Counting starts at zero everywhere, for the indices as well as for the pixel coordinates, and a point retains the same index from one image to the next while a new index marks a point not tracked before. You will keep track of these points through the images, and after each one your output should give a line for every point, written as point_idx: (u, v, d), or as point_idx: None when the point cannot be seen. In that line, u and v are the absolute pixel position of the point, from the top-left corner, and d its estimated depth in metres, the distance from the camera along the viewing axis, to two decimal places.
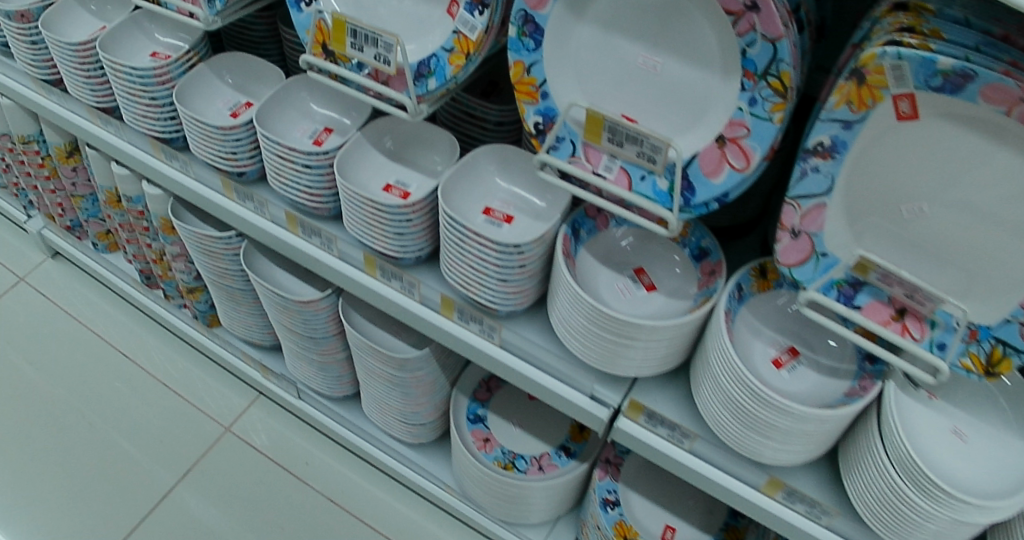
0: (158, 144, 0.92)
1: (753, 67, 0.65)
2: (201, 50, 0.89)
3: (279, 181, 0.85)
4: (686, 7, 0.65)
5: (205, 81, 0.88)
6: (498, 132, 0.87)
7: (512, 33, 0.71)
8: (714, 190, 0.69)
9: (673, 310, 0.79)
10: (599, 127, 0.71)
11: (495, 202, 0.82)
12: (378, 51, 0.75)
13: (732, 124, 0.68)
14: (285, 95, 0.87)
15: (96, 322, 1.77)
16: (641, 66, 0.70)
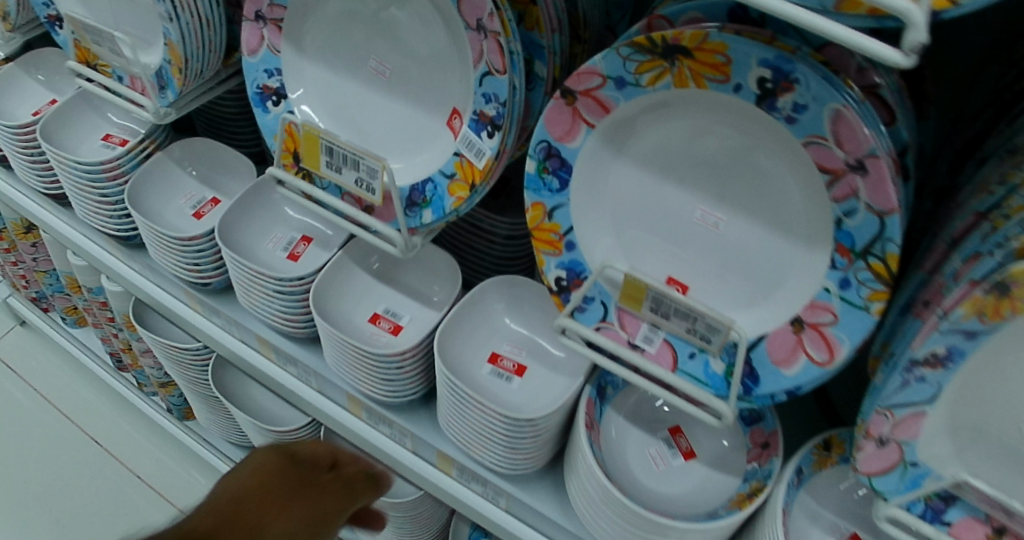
0: (114, 242, 0.76)
1: (849, 242, 0.48)
2: (160, 136, 0.74)
3: (251, 302, 0.71)
4: (764, 159, 0.49)
5: (164, 172, 0.73)
6: (508, 247, 0.72)
7: (530, 168, 0.55)
8: (783, 383, 0.54)
9: (713, 487, 0.65)
10: (640, 295, 0.55)
11: (505, 348, 0.68)
12: (359, 175, 0.59)
13: (814, 309, 0.52)
14: (257, 196, 0.72)
15: (63, 401, 1.61)
16: (697, 223, 0.54)
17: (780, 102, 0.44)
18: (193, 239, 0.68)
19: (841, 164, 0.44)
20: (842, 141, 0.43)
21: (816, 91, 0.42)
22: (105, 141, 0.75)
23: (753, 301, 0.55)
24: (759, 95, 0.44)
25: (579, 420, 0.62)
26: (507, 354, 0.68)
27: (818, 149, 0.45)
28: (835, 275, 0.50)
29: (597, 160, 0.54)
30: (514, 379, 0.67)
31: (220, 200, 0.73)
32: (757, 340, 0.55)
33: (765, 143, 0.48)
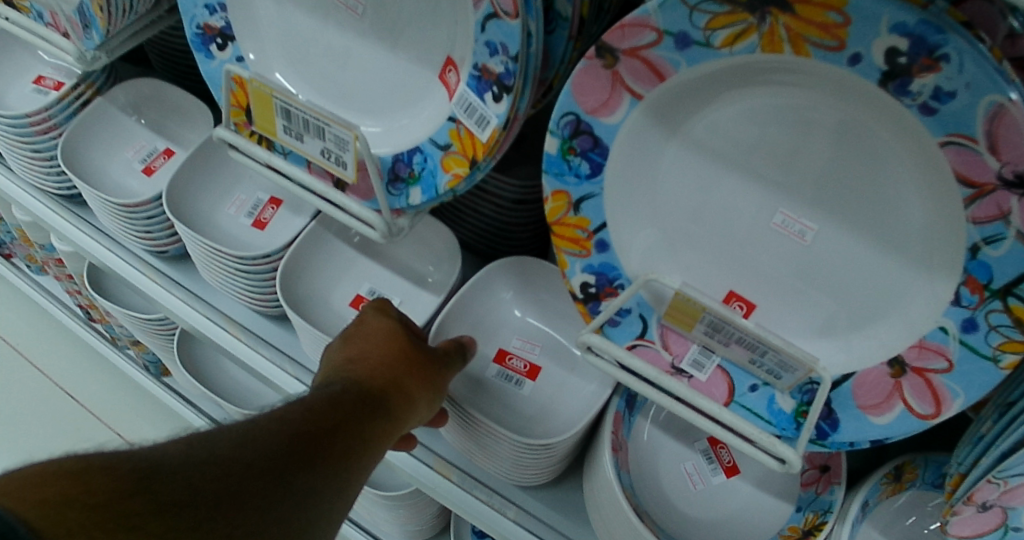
0: (54, 197, 0.65)
1: (986, 276, 0.34)
2: (100, 80, 0.61)
3: (216, 280, 0.58)
4: (885, 144, 0.35)
5: (108, 119, 0.60)
6: (517, 213, 0.57)
7: (550, 148, 0.41)
8: (869, 434, 0.42)
9: (755, 513, 0.54)
10: (692, 316, 0.43)
11: (515, 342, 0.57)
12: (326, 145, 0.45)
13: (924, 350, 0.38)
14: (215, 150, 0.59)
15: None
16: (776, 230, 0.41)
17: (915, 85, 0.30)
18: (140, 205, 0.56)
19: (994, 179, 0.31)
20: (999, 146, 0.29)
21: (971, 74, 0.28)
22: (37, 84, 0.63)
23: (834, 327, 0.42)
24: (884, 72, 0.31)
25: (602, 438, 0.50)
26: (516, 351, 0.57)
27: (958, 153, 0.31)
28: (959, 314, 0.36)
29: (641, 137, 0.40)
30: (526, 382, 0.55)
31: (173, 152, 0.61)
32: (842, 379, 0.42)
33: (881, 130, 0.35)
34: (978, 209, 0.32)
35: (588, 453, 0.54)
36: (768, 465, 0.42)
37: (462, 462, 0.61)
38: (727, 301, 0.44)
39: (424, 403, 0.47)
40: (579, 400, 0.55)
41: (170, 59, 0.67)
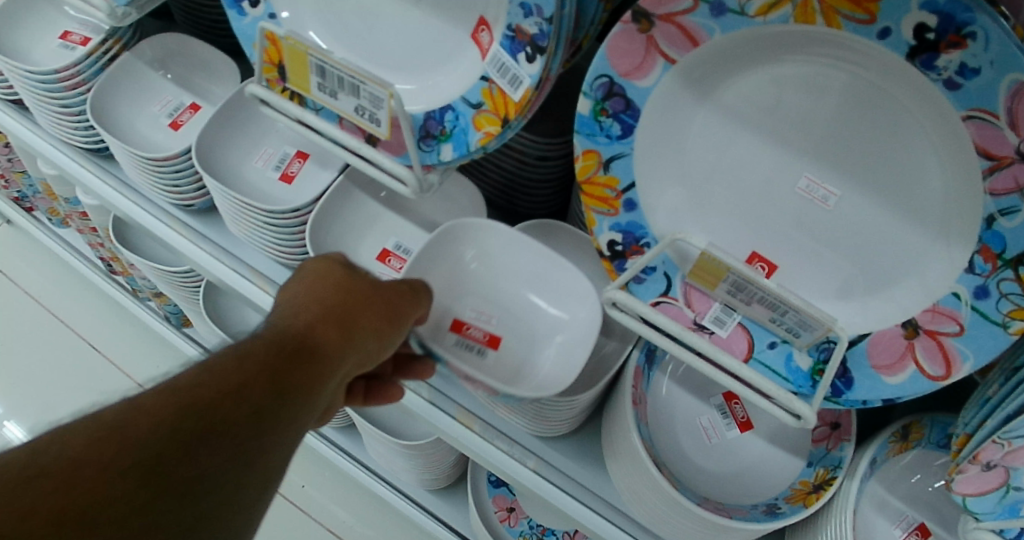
0: (84, 152, 0.65)
1: (999, 244, 0.36)
2: (125, 35, 0.61)
3: (245, 234, 0.60)
4: (907, 119, 0.36)
5: (135, 73, 0.61)
6: (541, 169, 0.57)
7: (582, 108, 0.42)
8: (882, 393, 0.43)
9: (766, 465, 0.56)
10: (716, 275, 0.44)
11: (469, 307, 0.53)
12: (360, 102, 0.46)
13: (940, 312, 0.40)
14: (242, 104, 0.59)
15: None
16: (799, 195, 0.42)
17: (941, 61, 0.32)
18: (170, 158, 0.57)
19: (1014, 152, 0.33)
20: (1020, 122, 0.32)
21: (996, 52, 0.31)
22: (64, 40, 0.62)
23: (854, 291, 0.43)
24: (911, 48, 0.33)
25: (623, 390, 0.53)
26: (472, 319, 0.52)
27: (980, 127, 0.33)
28: (972, 281, 0.38)
29: (673, 102, 0.41)
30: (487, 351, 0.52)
31: (200, 107, 0.61)
32: (857, 339, 0.43)
33: (907, 99, 0.36)
34: (996, 180, 0.34)
35: (609, 405, 0.57)
36: (783, 420, 0.44)
37: (484, 413, 0.62)
38: (750, 262, 0.44)
39: (373, 341, 0.40)
40: (598, 356, 0.56)
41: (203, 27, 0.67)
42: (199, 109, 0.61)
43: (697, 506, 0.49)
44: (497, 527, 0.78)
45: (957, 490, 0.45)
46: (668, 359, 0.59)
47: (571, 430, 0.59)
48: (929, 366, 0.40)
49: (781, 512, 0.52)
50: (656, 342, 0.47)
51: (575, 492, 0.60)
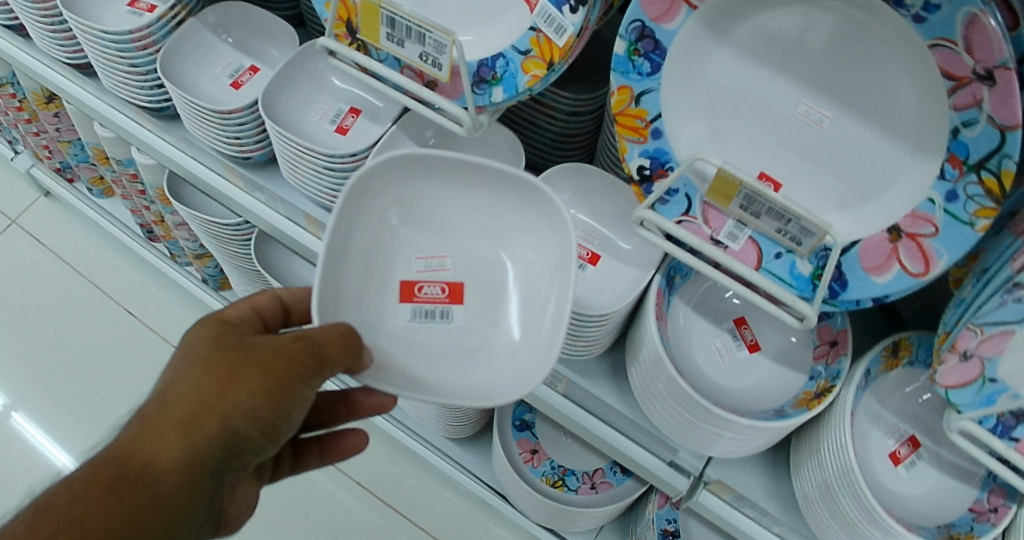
0: (144, 113, 0.70)
1: (964, 152, 0.44)
2: (190, 1, 0.67)
3: (297, 184, 0.66)
4: (884, 53, 0.45)
5: (199, 38, 0.67)
6: (570, 124, 0.65)
7: (618, 48, 0.49)
8: (872, 291, 0.51)
9: (773, 380, 0.65)
10: (731, 190, 0.52)
11: (416, 262, 0.57)
12: (424, 49, 0.53)
13: (916, 216, 0.47)
14: (301, 65, 0.66)
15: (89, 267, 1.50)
16: (799, 118, 0.50)
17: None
18: (235, 111, 0.63)
19: (970, 73, 0.40)
20: (973, 47, 0.39)
21: None
22: (132, 6, 0.68)
23: (845, 204, 0.51)
24: None
25: (647, 308, 0.60)
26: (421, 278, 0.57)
27: (943, 53, 0.41)
28: (943, 187, 0.46)
29: (694, 42, 0.49)
30: (450, 307, 0.56)
31: (258, 69, 0.68)
32: (849, 245, 0.50)
33: (886, 35, 0.44)
34: (958, 96, 0.42)
35: (634, 327, 0.65)
36: (787, 319, 0.53)
37: None
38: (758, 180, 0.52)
39: (253, 419, 0.44)
40: (623, 285, 0.63)
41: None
42: (257, 71, 0.68)
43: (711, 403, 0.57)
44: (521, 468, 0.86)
45: (940, 383, 0.53)
46: (684, 288, 0.67)
47: (600, 351, 0.67)
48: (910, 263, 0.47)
49: (788, 413, 0.61)
50: (678, 255, 0.55)
51: (603, 410, 0.69)
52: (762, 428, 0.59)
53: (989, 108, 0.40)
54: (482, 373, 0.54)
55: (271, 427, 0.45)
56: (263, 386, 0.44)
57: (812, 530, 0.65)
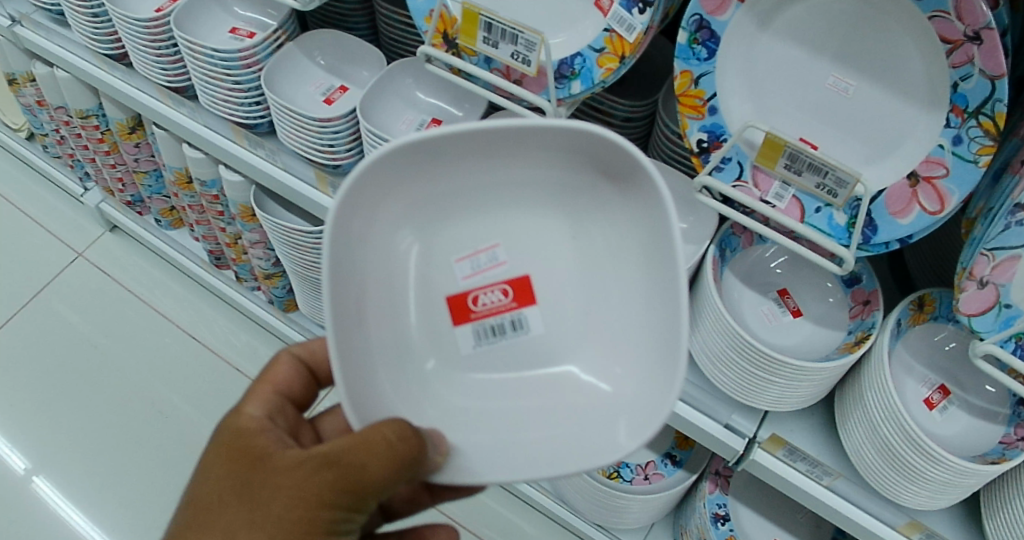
0: (240, 130, 0.79)
1: (964, 102, 0.54)
2: (290, 28, 0.77)
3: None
4: (894, 28, 0.57)
5: (295, 62, 0.77)
6: (624, 129, 0.77)
7: (681, 39, 0.61)
8: (897, 232, 0.60)
9: (817, 341, 0.73)
10: (777, 152, 0.62)
11: (460, 267, 0.57)
12: (515, 49, 0.64)
13: (929, 161, 0.58)
14: (388, 84, 0.75)
15: (151, 294, 1.55)
16: (829, 89, 0.62)
17: None
18: (333, 120, 0.72)
19: (961, 36, 0.52)
20: (964, 15, 0.50)
21: None
22: (232, 34, 0.78)
23: (872, 160, 0.62)
24: None
25: (705, 273, 0.69)
26: (472, 286, 0.57)
27: (940, 22, 0.52)
28: (950, 133, 0.56)
29: (743, 32, 0.61)
30: (520, 312, 0.57)
31: (348, 88, 0.78)
32: (877, 194, 0.61)
33: (898, 14, 0.56)
34: (955, 57, 0.53)
35: (692, 294, 0.74)
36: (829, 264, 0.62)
37: None
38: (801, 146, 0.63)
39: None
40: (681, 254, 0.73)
41: (331, 22, 0.83)
42: (347, 90, 0.78)
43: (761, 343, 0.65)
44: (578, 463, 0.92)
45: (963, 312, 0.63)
46: (735, 262, 0.76)
47: None
48: (927, 202, 0.58)
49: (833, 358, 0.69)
50: (734, 215, 0.65)
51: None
52: (808, 371, 0.66)
53: (979, 62, 0.51)
54: (581, 411, 0.55)
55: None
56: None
57: (861, 474, 0.72)
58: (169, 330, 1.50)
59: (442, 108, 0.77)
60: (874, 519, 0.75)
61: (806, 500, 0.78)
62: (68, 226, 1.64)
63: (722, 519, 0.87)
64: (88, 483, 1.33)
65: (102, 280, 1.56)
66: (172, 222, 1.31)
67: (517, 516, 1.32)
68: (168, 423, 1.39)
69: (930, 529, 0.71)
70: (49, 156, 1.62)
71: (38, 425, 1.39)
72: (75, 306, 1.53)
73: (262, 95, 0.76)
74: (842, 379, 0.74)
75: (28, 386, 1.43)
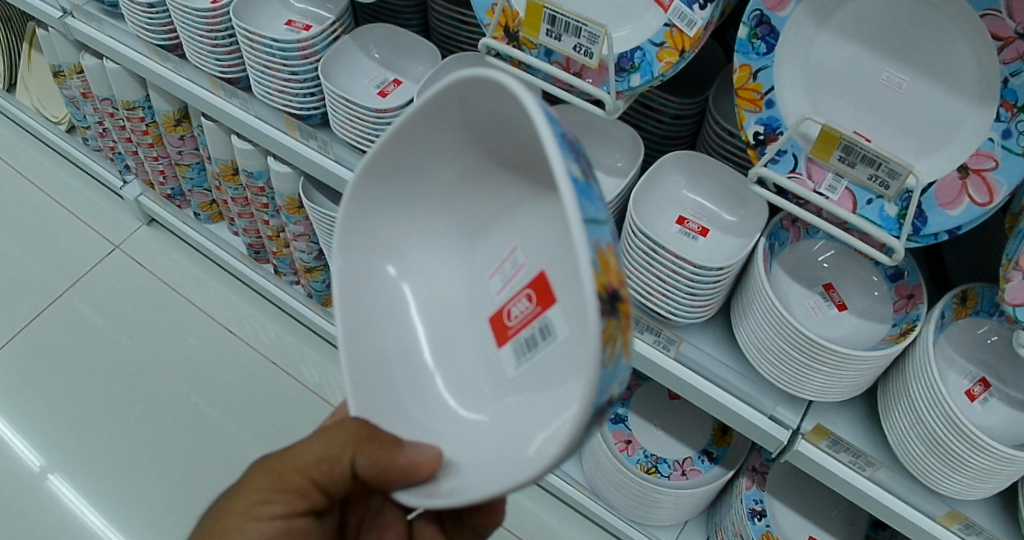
0: (293, 121, 0.86)
1: (1014, 97, 0.56)
2: (345, 21, 0.82)
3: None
4: (945, 23, 0.59)
5: (351, 55, 0.83)
6: (673, 126, 0.82)
7: (741, 34, 0.64)
8: (947, 222, 0.60)
9: (863, 333, 0.74)
10: (832, 145, 0.63)
11: (494, 282, 0.48)
12: (579, 42, 0.65)
13: (979, 155, 0.59)
14: (443, 77, 0.80)
15: (189, 290, 1.60)
16: (882, 84, 0.64)
17: None
18: (389, 111, 0.75)
19: (1012, 33, 0.53)
20: (1015, 13, 0.52)
21: None
22: (289, 26, 0.85)
23: (923, 153, 0.64)
24: None
25: (757, 264, 0.70)
26: (506, 300, 0.46)
27: (992, 20, 0.54)
28: (999, 127, 0.57)
29: (801, 28, 0.64)
30: (545, 317, 0.40)
31: (401, 82, 0.83)
32: (927, 186, 0.61)
33: (949, 11, 0.58)
34: (1005, 53, 0.54)
35: (742, 284, 0.75)
36: (879, 256, 0.62)
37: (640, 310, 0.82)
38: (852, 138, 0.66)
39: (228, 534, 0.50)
40: (730, 246, 0.76)
41: (383, 17, 0.91)
42: (400, 83, 0.83)
43: (807, 328, 0.66)
44: (619, 456, 1.05)
45: (1009, 303, 0.57)
46: (782, 255, 0.78)
47: (710, 313, 0.76)
48: (975, 193, 0.58)
49: (878, 347, 0.70)
50: (787, 206, 0.66)
51: (711, 363, 0.81)
52: (855, 360, 0.66)
53: None
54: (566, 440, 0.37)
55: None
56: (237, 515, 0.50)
57: (904, 464, 0.72)
58: (202, 321, 1.56)
59: None
60: (917, 511, 0.76)
61: (848, 490, 0.80)
62: (106, 222, 1.71)
63: (759, 514, 0.96)
64: (123, 469, 1.38)
65: (137, 273, 1.63)
66: (212, 216, 1.45)
67: (551, 517, 1.35)
68: (201, 415, 1.43)
69: (971, 519, 0.71)
70: (90, 150, 1.66)
71: (71, 409, 1.44)
72: (109, 299, 1.58)
73: (317, 86, 0.80)
74: (884, 371, 0.74)
75: (67, 375, 1.48)
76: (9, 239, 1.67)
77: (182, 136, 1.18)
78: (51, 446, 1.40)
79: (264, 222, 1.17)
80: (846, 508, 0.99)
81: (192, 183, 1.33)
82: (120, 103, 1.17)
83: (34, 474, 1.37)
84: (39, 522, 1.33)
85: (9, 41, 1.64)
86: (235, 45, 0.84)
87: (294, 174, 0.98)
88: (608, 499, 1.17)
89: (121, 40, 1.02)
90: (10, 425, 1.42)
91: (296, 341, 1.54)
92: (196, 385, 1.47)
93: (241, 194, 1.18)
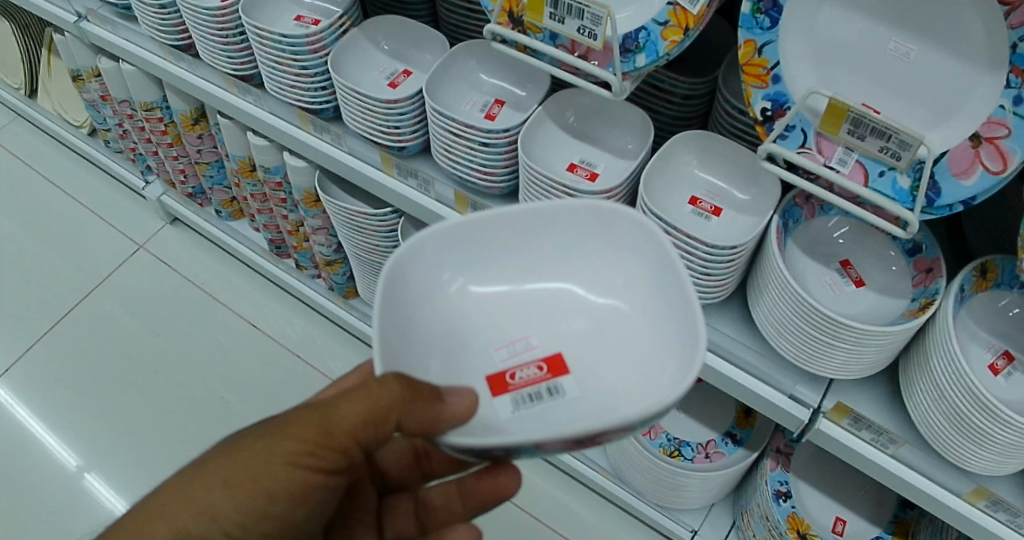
0: (306, 115, 0.88)
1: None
2: (354, 14, 0.83)
3: (448, 167, 0.80)
4: None
5: (361, 48, 0.84)
6: (684, 106, 0.82)
7: (745, 9, 0.64)
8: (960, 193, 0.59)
9: (882, 309, 0.73)
10: (840, 118, 0.61)
11: (497, 353, 0.57)
12: (582, 23, 0.64)
13: (992, 122, 0.57)
14: (452, 66, 0.81)
15: (215, 288, 1.64)
16: (889, 54, 0.63)
17: None
18: (398, 102, 0.76)
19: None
20: None
21: None
22: (299, 22, 0.87)
23: (933, 124, 0.62)
24: None
25: (771, 243, 0.69)
26: (510, 365, 0.56)
27: None
28: (1010, 94, 0.56)
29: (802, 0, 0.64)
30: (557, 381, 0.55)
31: (411, 72, 0.85)
32: (939, 156, 0.60)
33: None
34: (1012, 18, 0.53)
35: (758, 265, 0.75)
36: (894, 230, 0.61)
37: None
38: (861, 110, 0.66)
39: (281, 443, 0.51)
40: (743, 225, 0.76)
41: (392, 9, 0.93)
42: (409, 74, 0.85)
43: (821, 304, 0.65)
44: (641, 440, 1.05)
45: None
46: (797, 232, 0.77)
47: (724, 296, 0.76)
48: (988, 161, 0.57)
49: (898, 323, 0.69)
50: (797, 183, 0.65)
51: (727, 342, 0.81)
52: (872, 336, 0.65)
53: None
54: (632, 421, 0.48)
55: (249, 525, 0.53)
56: (271, 485, 0.51)
57: (928, 441, 0.71)
58: (229, 318, 1.59)
59: (505, 88, 0.83)
60: (942, 490, 0.75)
61: (871, 469, 0.78)
62: (132, 223, 1.75)
63: (785, 496, 0.96)
64: (156, 463, 1.41)
65: (162, 272, 1.67)
66: (233, 213, 1.48)
67: (578, 505, 1.36)
68: (230, 408, 1.47)
69: (997, 496, 0.70)
70: (112, 153, 1.71)
71: (103, 409, 1.48)
72: (136, 299, 1.62)
73: (327, 80, 0.81)
74: (905, 348, 0.73)
75: (99, 374, 1.52)
76: (38, 243, 1.72)
77: (200, 135, 1.21)
78: (85, 446, 1.44)
79: (283, 217, 1.19)
80: (873, 489, 0.98)
81: (213, 182, 1.36)
82: (138, 104, 1.20)
83: (70, 473, 1.41)
84: (75, 519, 1.36)
85: (29, 47, 1.68)
86: (246, 42, 0.86)
87: (310, 168, 1.00)
88: (634, 485, 1.18)
89: (137, 42, 1.05)
90: (47, 426, 1.47)
91: (321, 335, 1.57)
92: (226, 381, 1.50)
93: (260, 191, 1.20)
